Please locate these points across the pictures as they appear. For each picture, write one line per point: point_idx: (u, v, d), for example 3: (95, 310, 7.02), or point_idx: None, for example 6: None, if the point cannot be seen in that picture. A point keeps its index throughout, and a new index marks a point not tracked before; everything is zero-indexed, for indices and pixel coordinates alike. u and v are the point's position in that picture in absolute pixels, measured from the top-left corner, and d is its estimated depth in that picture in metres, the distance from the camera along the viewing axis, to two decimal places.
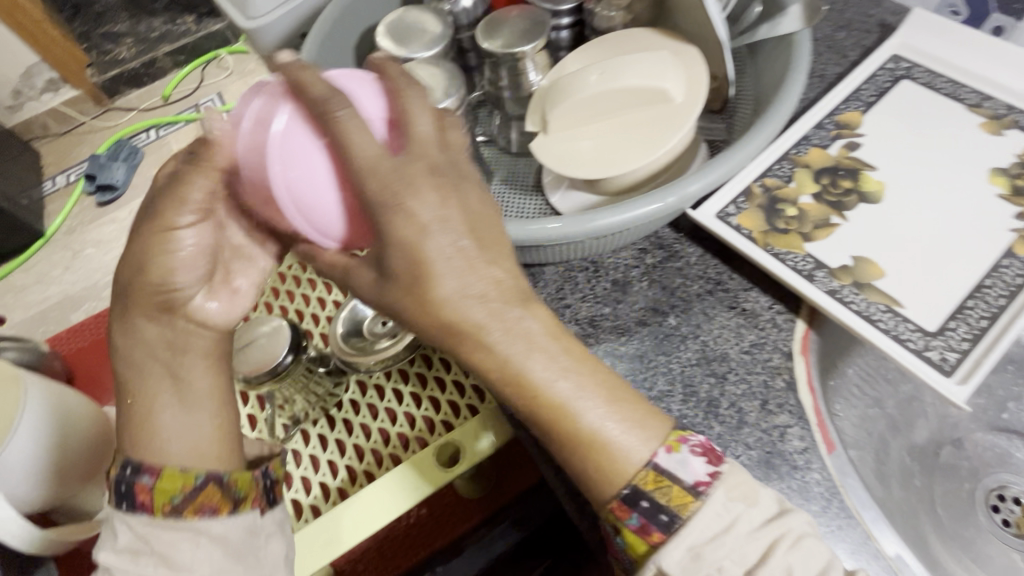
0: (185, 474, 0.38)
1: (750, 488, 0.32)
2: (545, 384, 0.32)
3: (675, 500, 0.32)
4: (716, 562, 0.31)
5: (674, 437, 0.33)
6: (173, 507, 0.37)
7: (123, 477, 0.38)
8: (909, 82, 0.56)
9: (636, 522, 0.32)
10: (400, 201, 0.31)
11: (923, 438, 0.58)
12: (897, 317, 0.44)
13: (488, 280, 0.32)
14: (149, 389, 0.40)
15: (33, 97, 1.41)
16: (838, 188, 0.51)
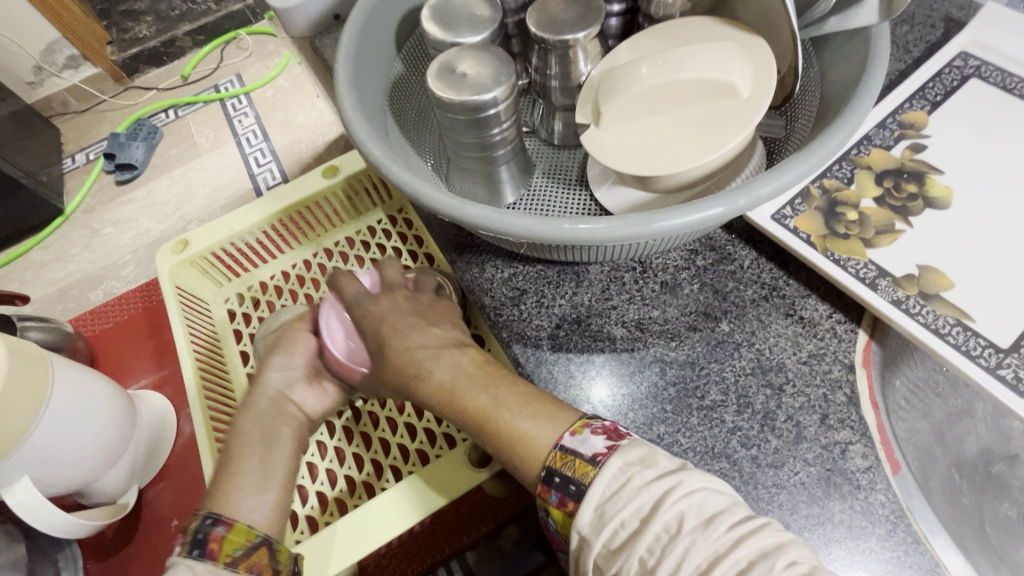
0: (250, 532, 0.45)
1: (647, 453, 0.34)
2: (471, 396, 0.42)
3: (578, 470, 0.35)
4: (618, 518, 0.32)
5: (579, 423, 0.37)
6: (233, 559, 0.43)
7: (202, 526, 0.45)
8: (977, 81, 0.53)
9: (556, 498, 0.35)
10: (375, 325, 0.51)
11: (973, 453, 0.56)
12: (967, 332, 0.42)
13: (432, 337, 0.48)
14: (243, 452, 0.50)
15: (53, 74, 1.39)
16: (902, 192, 0.48)
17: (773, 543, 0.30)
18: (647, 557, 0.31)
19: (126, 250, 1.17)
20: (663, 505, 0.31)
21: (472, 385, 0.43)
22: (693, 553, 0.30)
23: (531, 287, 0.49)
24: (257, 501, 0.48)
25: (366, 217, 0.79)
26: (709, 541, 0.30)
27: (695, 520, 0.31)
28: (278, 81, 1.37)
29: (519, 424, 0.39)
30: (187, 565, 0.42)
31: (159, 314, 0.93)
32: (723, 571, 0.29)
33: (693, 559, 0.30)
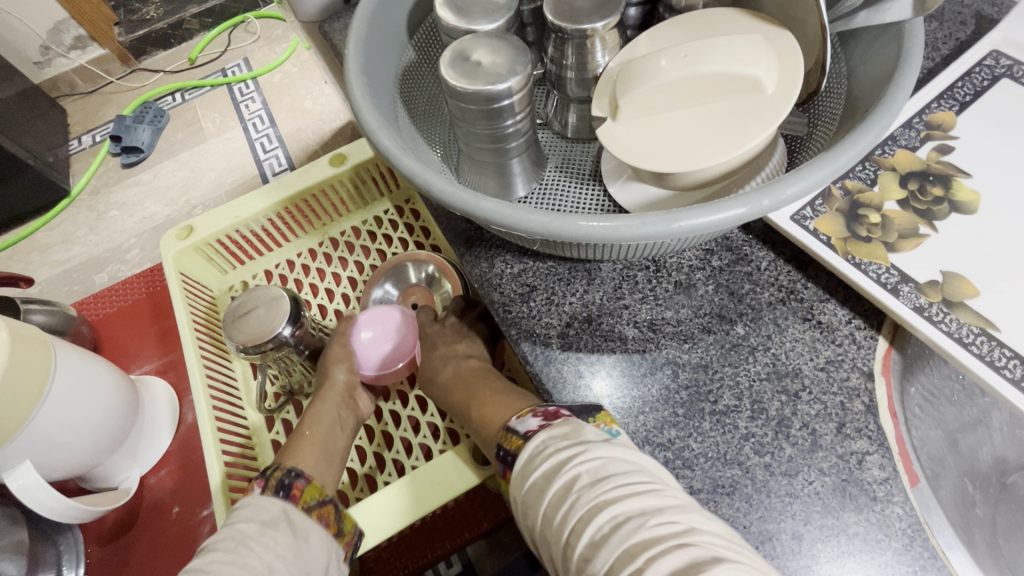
0: (320, 491, 0.50)
1: (572, 429, 0.37)
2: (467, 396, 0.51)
3: (511, 443, 0.40)
4: (531, 478, 0.36)
5: (525, 410, 0.43)
6: (309, 506, 0.48)
7: (287, 475, 0.50)
8: (1008, 81, 0.51)
9: (502, 470, 0.40)
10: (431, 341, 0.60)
11: (987, 462, 0.55)
12: (992, 342, 0.40)
13: (453, 350, 0.58)
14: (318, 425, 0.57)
15: (60, 54, 1.38)
16: (927, 195, 0.47)
17: (653, 505, 0.31)
18: (548, 511, 0.34)
19: (132, 233, 1.17)
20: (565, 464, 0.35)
21: (471, 382, 0.53)
22: (576, 507, 0.32)
23: (542, 284, 0.48)
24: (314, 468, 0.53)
25: (372, 207, 0.79)
26: (592, 498, 0.32)
27: (586, 476, 0.33)
28: (287, 66, 1.35)
29: (487, 410, 0.48)
30: (275, 500, 0.47)
31: (162, 300, 0.92)
32: (599, 525, 0.31)
33: (576, 511, 0.32)
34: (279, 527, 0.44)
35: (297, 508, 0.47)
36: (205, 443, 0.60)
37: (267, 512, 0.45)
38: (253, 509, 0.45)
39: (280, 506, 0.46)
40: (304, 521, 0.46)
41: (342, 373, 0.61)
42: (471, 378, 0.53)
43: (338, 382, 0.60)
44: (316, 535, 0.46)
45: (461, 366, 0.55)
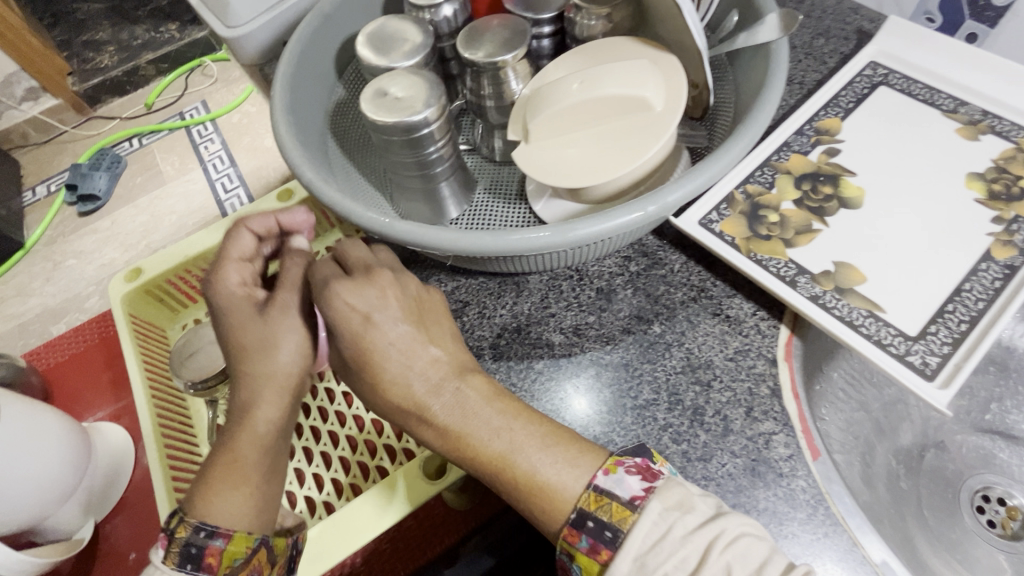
0: (249, 537, 0.41)
1: (685, 497, 0.33)
2: (483, 443, 0.37)
3: (614, 514, 0.33)
4: (660, 569, 0.31)
5: (612, 459, 0.35)
6: (233, 569, 0.40)
7: (196, 537, 0.39)
8: (886, 88, 0.57)
9: (586, 544, 0.33)
10: (368, 332, 0.39)
11: (908, 441, 0.58)
12: (878, 322, 0.44)
13: (426, 360, 0.39)
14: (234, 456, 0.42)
15: (12, 106, 1.38)
16: (819, 194, 0.51)
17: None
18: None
19: (90, 281, 1.16)
20: (710, 552, 0.30)
21: (484, 425, 0.37)
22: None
23: (473, 298, 0.50)
24: (233, 509, 0.41)
25: (322, 238, 0.81)
26: None
27: (744, 568, 0.30)
28: (245, 106, 1.38)
29: (537, 467, 0.35)
30: None
31: (115, 345, 0.90)
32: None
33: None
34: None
35: None
36: (156, 483, 0.60)
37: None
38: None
39: None
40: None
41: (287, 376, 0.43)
42: (477, 416, 0.38)
43: (271, 415, 0.43)
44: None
45: (463, 390, 0.38)
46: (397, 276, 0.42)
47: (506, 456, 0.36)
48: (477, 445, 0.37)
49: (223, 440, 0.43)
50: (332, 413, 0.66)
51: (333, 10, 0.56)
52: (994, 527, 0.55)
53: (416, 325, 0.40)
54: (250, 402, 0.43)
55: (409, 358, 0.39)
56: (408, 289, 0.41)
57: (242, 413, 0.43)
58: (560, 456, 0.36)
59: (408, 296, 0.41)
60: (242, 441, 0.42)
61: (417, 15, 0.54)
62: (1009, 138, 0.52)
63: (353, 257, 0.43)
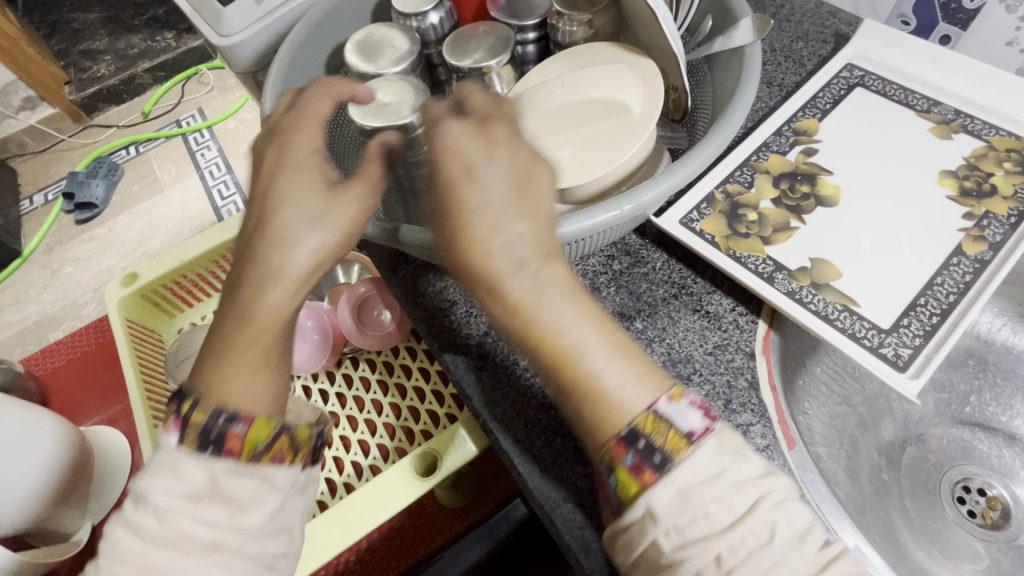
0: (269, 424, 0.36)
1: (739, 446, 0.32)
2: (560, 328, 0.32)
3: (670, 442, 0.30)
4: (703, 507, 0.29)
5: (675, 387, 0.32)
6: (255, 454, 0.35)
7: (213, 422, 0.34)
8: (862, 89, 0.59)
9: (632, 461, 0.30)
10: (473, 177, 0.34)
11: (890, 434, 0.59)
12: (853, 316, 0.45)
13: (513, 234, 0.33)
14: (257, 326, 0.36)
15: (10, 116, 1.39)
16: (797, 192, 0.53)
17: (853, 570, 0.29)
18: (726, 554, 0.29)
19: (87, 288, 1.17)
20: (757, 508, 0.29)
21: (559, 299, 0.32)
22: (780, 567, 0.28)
23: (461, 299, 0.52)
24: (248, 392, 0.36)
25: None
26: (801, 559, 0.29)
27: (789, 531, 0.29)
28: (241, 113, 1.39)
29: (599, 371, 0.32)
30: (196, 462, 0.34)
31: (111, 350, 0.91)
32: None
33: (788, 569, 0.28)
34: (211, 495, 0.33)
35: (235, 468, 0.34)
36: None
37: (185, 482, 0.33)
38: (172, 478, 0.33)
39: (206, 471, 0.34)
40: (251, 478, 0.34)
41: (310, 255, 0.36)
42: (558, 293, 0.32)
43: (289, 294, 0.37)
44: (269, 490, 0.35)
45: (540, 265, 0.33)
46: (513, 134, 0.37)
47: (569, 351, 0.32)
48: (544, 330, 0.32)
49: (232, 308, 0.37)
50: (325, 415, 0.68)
51: (322, 19, 0.57)
52: (973, 517, 0.57)
53: (521, 182, 0.34)
54: (276, 271, 0.36)
55: (503, 224, 0.33)
56: (525, 145, 0.36)
57: (262, 279, 0.36)
58: (624, 368, 0.32)
59: (522, 152, 0.36)
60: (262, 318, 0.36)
61: (404, 23, 0.55)
62: (981, 136, 0.54)
63: (484, 109, 0.38)
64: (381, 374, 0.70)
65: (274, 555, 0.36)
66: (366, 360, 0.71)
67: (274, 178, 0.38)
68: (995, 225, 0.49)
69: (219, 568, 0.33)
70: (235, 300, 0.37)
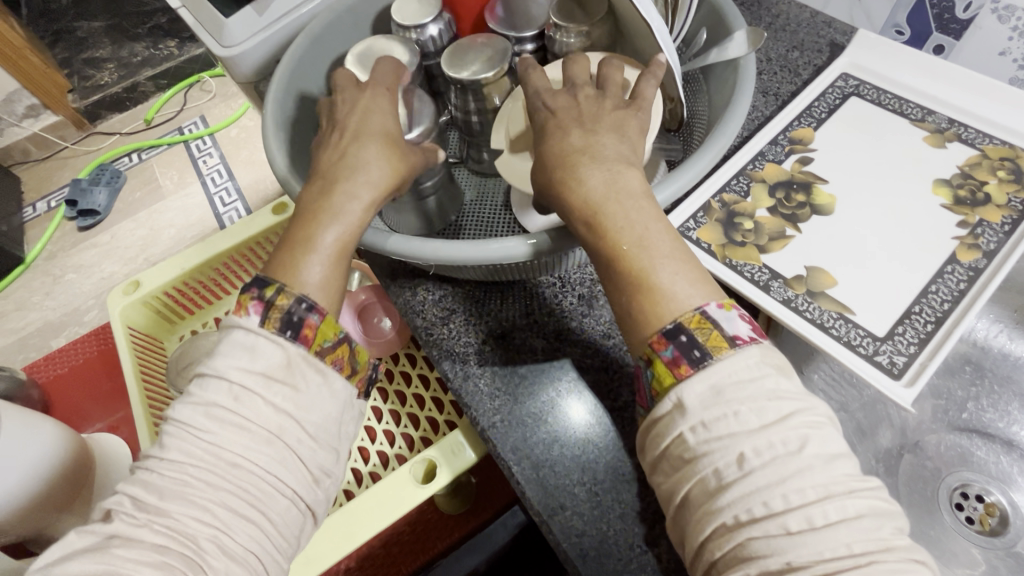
0: (337, 329, 0.38)
1: (783, 366, 0.34)
2: (623, 221, 0.36)
3: (714, 340, 0.33)
4: (736, 405, 0.31)
5: (727, 300, 0.35)
6: (321, 351, 0.37)
7: (296, 307, 0.36)
8: (857, 99, 0.59)
9: (672, 352, 0.33)
10: (558, 117, 0.41)
11: (887, 441, 0.60)
12: (848, 324, 0.46)
13: (595, 143, 0.38)
14: (337, 212, 0.39)
15: (13, 124, 1.39)
16: (793, 202, 0.53)
17: (882, 506, 0.30)
18: (750, 456, 0.30)
19: (89, 295, 1.18)
20: (790, 419, 0.31)
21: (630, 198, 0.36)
22: (804, 480, 0.29)
23: (459, 307, 0.52)
24: (320, 283, 0.37)
25: None
26: (827, 475, 0.29)
27: (820, 449, 0.30)
28: (243, 121, 1.40)
29: (654, 269, 0.35)
30: (276, 343, 0.35)
31: (113, 357, 0.92)
32: (828, 511, 0.29)
33: (812, 482, 0.29)
34: (281, 380, 0.35)
35: (305, 357, 0.36)
36: None
37: (261, 360, 0.35)
38: (247, 357, 0.35)
39: (284, 351, 0.35)
40: (315, 371, 0.36)
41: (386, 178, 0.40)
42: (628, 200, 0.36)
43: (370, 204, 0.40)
44: (328, 393, 0.36)
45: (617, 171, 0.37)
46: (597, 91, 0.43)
47: (628, 247, 0.35)
48: (609, 220, 0.36)
49: (315, 203, 0.39)
50: None
51: (323, 31, 0.58)
52: (971, 523, 0.57)
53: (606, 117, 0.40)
54: (364, 170, 0.40)
55: (592, 141, 0.38)
56: (613, 91, 0.43)
57: (351, 179, 0.40)
58: (683, 273, 0.35)
59: (609, 97, 0.42)
60: (345, 213, 0.39)
61: (404, 35, 0.56)
62: (974, 145, 0.54)
63: (576, 72, 0.45)
64: (381, 381, 0.70)
65: (322, 467, 0.36)
66: None
67: (373, 107, 0.44)
68: (989, 233, 0.49)
69: (276, 462, 0.34)
70: (321, 195, 0.39)
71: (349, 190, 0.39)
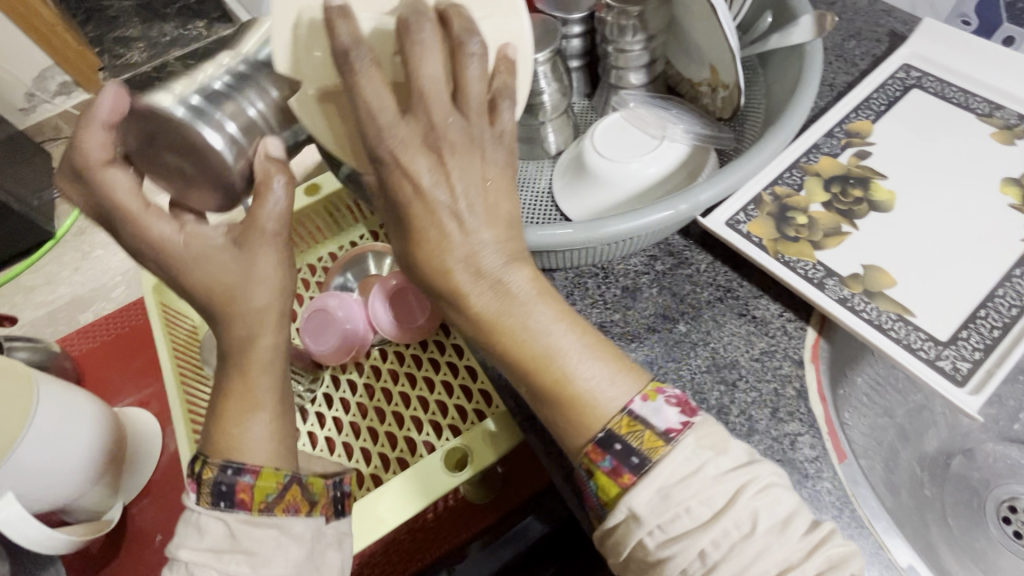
0: (278, 474, 0.39)
1: (720, 438, 0.31)
2: (540, 333, 0.34)
3: (646, 443, 0.31)
4: (685, 503, 0.29)
5: (651, 385, 0.33)
6: (267, 505, 0.38)
7: (223, 476, 0.37)
8: (918, 91, 0.57)
9: (609, 464, 0.31)
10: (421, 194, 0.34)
11: (933, 447, 0.58)
12: (908, 326, 0.44)
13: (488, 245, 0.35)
14: (247, 377, 0.40)
15: (46, 100, 1.41)
16: (849, 197, 0.51)
17: (839, 555, 0.29)
18: (709, 550, 0.29)
19: (116, 272, 1.19)
20: (739, 499, 0.29)
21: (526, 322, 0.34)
22: (762, 558, 0.29)
23: None
24: (261, 442, 0.40)
25: (347, 232, 0.80)
26: (784, 547, 0.29)
27: (771, 520, 0.29)
28: None
29: (574, 372, 0.33)
30: (216, 518, 0.37)
31: (144, 333, 0.93)
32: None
33: (771, 558, 0.29)
34: (233, 548, 0.36)
35: (250, 519, 0.37)
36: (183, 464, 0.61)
37: (207, 536, 0.36)
38: (196, 536, 0.36)
39: (225, 528, 0.36)
40: (268, 528, 0.37)
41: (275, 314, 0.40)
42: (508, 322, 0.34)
43: (275, 340, 0.41)
44: (289, 539, 0.37)
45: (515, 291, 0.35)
46: (465, 123, 0.34)
47: (542, 360, 0.33)
48: (515, 332, 0.34)
49: (225, 379, 0.41)
50: (354, 406, 0.68)
51: None
52: (1019, 538, 0.55)
53: (481, 205, 0.35)
54: (248, 316, 0.40)
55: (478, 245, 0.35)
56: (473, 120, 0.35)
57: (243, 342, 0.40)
58: (601, 368, 0.33)
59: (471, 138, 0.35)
60: (257, 363, 0.41)
61: None
62: None
63: (432, 87, 0.33)
64: (409, 368, 0.69)
65: None
66: (394, 353, 0.71)
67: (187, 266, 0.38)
68: None
69: None
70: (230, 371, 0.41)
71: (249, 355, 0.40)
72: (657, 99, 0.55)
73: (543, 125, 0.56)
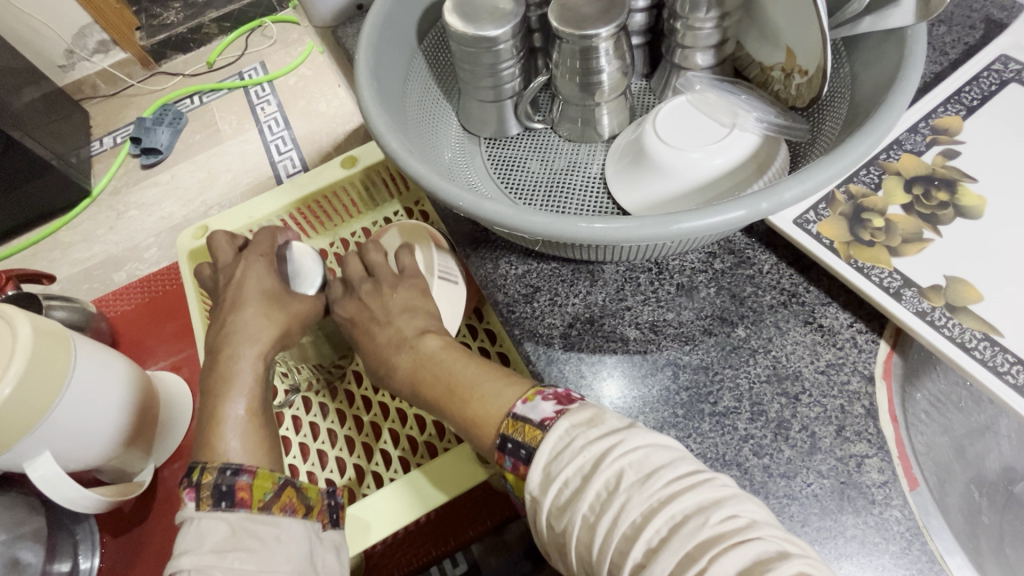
0: (273, 477, 0.41)
1: (596, 414, 0.33)
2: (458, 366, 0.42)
3: (527, 434, 0.34)
4: (561, 476, 0.31)
5: (531, 390, 0.37)
6: (265, 503, 0.40)
7: (223, 478, 0.40)
8: (1017, 86, 0.51)
9: (511, 464, 0.34)
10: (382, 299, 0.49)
11: (994, 470, 0.54)
12: (994, 347, 0.40)
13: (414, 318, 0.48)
14: (230, 377, 0.45)
15: (85, 58, 1.34)
16: (932, 200, 0.47)
17: (711, 498, 0.28)
18: (590, 515, 0.29)
19: (149, 234, 1.14)
20: (607, 458, 0.30)
21: (442, 364, 0.43)
22: (628, 509, 0.28)
23: (545, 284, 0.49)
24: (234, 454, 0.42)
25: (381, 209, 0.76)
26: (643, 497, 0.28)
27: (636, 474, 0.29)
28: (302, 69, 1.32)
29: (475, 393, 0.39)
30: (218, 516, 0.38)
31: (178, 299, 0.94)
32: (657, 528, 0.28)
33: (636, 506, 0.28)
34: (234, 546, 0.37)
35: (251, 515, 0.39)
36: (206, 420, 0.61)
37: (210, 537, 0.37)
38: (200, 539, 0.37)
39: (229, 526, 0.38)
40: (266, 524, 0.39)
41: (268, 326, 0.48)
42: (442, 360, 0.43)
43: (252, 358, 0.47)
44: (286, 535, 0.39)
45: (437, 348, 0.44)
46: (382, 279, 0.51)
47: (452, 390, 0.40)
48: (429, 374, 0.42)
49: (211, 377, 0.46)
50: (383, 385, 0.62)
51: None
52: None
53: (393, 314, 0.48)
54: (239, 330, 0.47)
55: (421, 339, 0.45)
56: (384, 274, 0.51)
57: (235, 343, 0.47)
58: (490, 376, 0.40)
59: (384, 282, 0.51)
60: (235, 374, 0.46)
61: None
62: None
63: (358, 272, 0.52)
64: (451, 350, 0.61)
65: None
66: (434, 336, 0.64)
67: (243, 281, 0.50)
68: None
69: None
70: (212, 376, 0.46)
71: (234, 352, 0.46)
72: (724, 82, 0.51)
73: (599, 106, 0.53)
